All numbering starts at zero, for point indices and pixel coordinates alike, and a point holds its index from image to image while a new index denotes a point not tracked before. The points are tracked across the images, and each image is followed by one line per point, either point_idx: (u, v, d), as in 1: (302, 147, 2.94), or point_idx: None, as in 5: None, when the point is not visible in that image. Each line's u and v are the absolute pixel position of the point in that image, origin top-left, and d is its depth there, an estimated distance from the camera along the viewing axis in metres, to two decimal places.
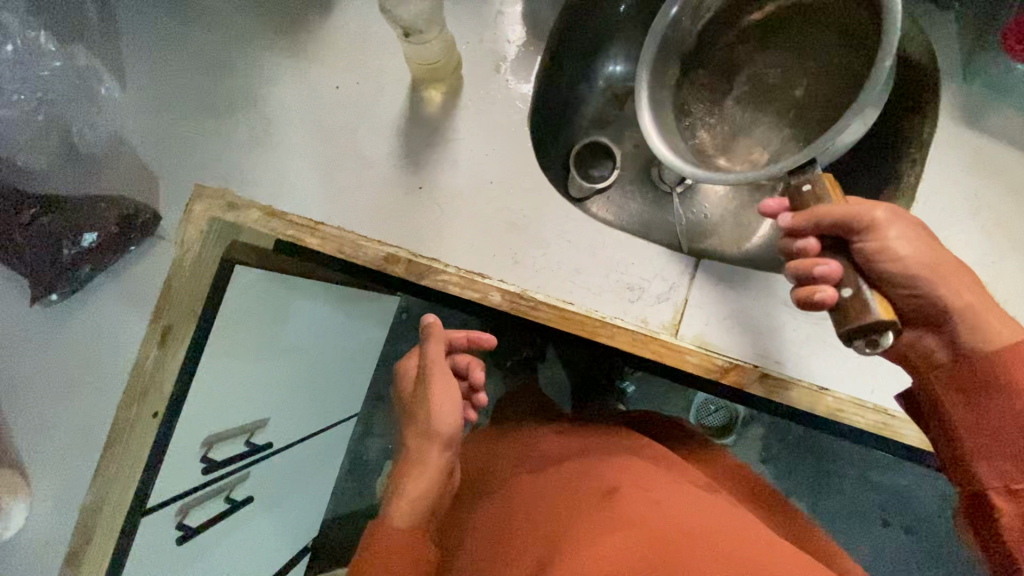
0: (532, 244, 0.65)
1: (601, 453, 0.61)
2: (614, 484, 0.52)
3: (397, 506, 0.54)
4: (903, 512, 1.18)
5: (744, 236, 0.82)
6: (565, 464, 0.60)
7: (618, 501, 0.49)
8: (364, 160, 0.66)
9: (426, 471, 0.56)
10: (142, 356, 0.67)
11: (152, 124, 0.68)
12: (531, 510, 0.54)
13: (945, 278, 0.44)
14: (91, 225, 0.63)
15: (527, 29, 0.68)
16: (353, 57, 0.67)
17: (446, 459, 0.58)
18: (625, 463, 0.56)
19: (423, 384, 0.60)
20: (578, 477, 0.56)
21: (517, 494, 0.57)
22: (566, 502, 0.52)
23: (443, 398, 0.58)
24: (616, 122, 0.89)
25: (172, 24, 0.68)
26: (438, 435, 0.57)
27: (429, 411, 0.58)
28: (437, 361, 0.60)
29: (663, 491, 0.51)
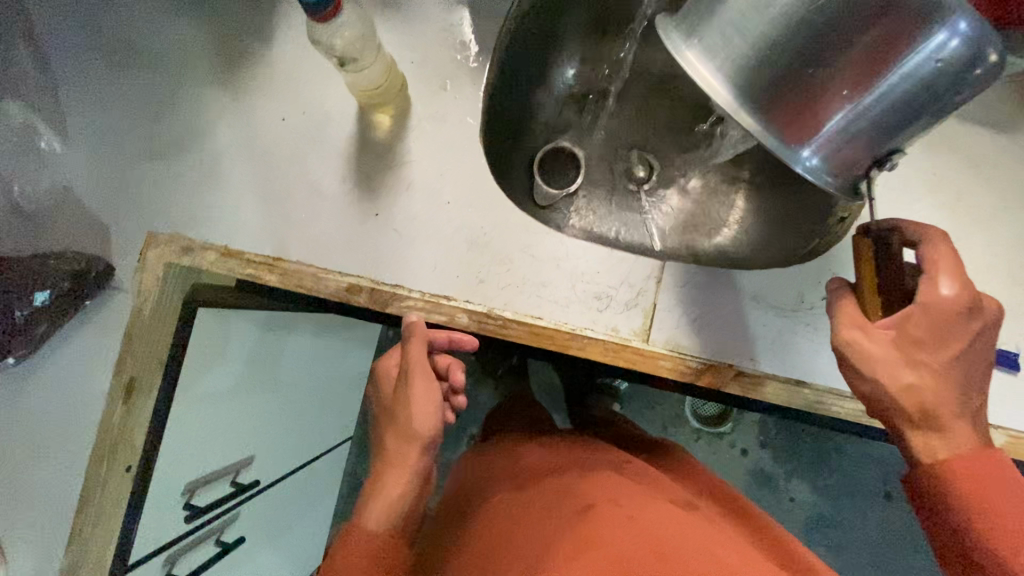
0: (495, 262, 0.64)
1: (584, 467, 0.62)
2: (591, 501, 0.54)
3: (373, 507, 0.53)
4: None
5: (714, 231, 0.80)
6: (546, 479, 0.61)
7: (593, 519, 0.51)
8: (317, 191, 0.65)
9: (404, 473, 0.54)
10: (109, 412, 0.65)
11: (97, 174, 0.66)
12: (512, 532, 0.55)
13: (906, 399, 0.43)
14: (43, 283, 0.61)
15: (471, 43, 0.67)
16: (296, 87, 0.65)
17: (426, 463, 0.55)
18: (603, 479, 0.58)
19: (404, 384, 0.57)
20: (558, 493, 0.57)
21: (500, 515, 0.59)
22: (545, 521, 0.53)
23: (424, 398, 0.56)
24: (577, 125, 0.87)
25: (108, 71, 0.67)
26: (416, 437, 0.55)
27: (410, 412, 0.55)
28: (419, 364, 0.57)
29: (637, 506, 0.53)
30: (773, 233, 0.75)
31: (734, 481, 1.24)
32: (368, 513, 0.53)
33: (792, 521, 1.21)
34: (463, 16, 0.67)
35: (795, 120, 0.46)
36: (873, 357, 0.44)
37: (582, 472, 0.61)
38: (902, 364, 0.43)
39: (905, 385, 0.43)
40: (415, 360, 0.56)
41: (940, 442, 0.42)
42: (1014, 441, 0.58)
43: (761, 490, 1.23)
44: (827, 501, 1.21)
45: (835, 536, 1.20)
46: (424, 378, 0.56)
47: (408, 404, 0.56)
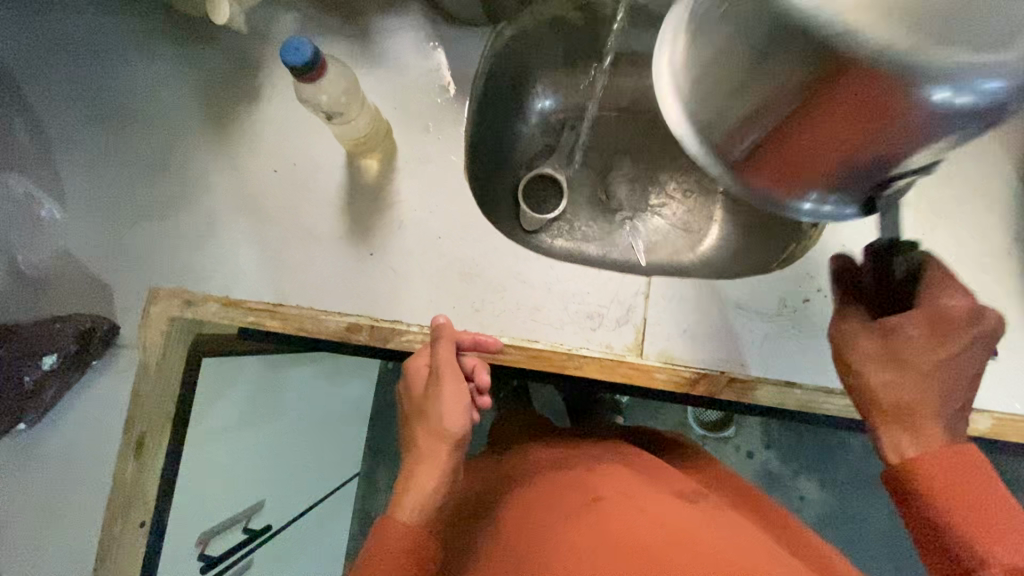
0: (488, 290, 0.66)
1: (591, 462, 0.67)
2: (599, 492, 0.59)
3: (408, 500, 0.54)
4: None
5: (697, 242, 0.85)
6: (558, 476, 0.65)
7: (601, 508, 0.56)
8: (313, 236, 0.67)
9: (435, 467, 0.56)
10: (118, 469, 0.66)
11: (98, 237, 0.68)
12: (530, 521, 0.59)
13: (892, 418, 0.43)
14: (50, 347, 0.64)
15: (449, 85, 0.70)
16: (286, 140, 0.68)
17: (456, 460, 0.57)
18: (613, 473, 0.63)
19: (434, 386, 0.59)
20: (572, 486, 0.62)
21: (517, 506, 0.63)
22: (560, 510, 0.58)
23: (453, 400, 0.58)
24: (558, 149, 0.90)
25: (102, 138, 0.69)
26: (449, 435, 0.57)
27: (441, 412, 0.57)
28: (449, 367, 0.59)
29: (646, 498, 0.58)
30: (753, 238, 0.80)
31: None
32: (402, 506, 0.54)
33: (806, 520, 1.22)
34: (439, 61, 0.71)
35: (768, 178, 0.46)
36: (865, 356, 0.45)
37: (591, 466, 0.65)
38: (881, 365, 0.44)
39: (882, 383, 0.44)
40: (445, 363, 0.58)
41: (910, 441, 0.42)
42: (1001, 423, 0.60)
43: (772, 492, 1.24)
44: (838, 497, 1.22)
45: (850, 532, 1.21)
46: (455, 380, 0.58)
47: (437, 403, 0.58)
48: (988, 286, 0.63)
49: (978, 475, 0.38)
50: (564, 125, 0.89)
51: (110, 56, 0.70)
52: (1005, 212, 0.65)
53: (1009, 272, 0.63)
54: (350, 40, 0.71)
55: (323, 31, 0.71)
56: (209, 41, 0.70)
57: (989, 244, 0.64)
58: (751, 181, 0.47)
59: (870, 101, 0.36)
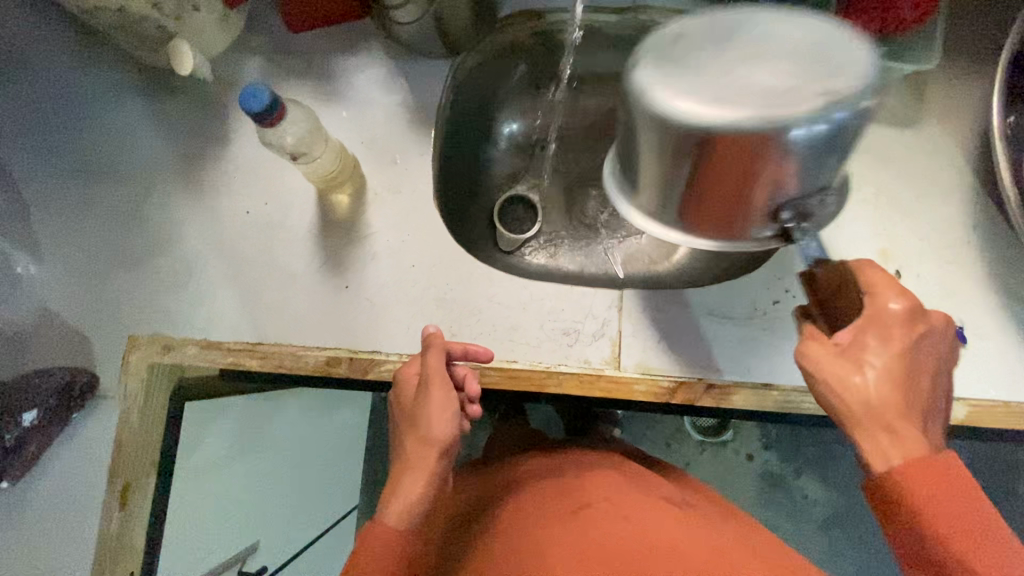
0: (464, 314, 0.67)
1: (580, 468, 0.69)
2: (585, 501, 0.61)
3: (394, 505, 0.54)
4: None
5: (671, 251, 0.87)
6: (547, 484, 0.67)
7: (586, 517, 0.58)
8: (288, 273, 0.68)
9: (422, 473, 0.56)
10: (105, 522, 0.65)
11: (75, 288, 0.69)
12: (518, 529, 0.60)
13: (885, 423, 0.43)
14: (30, 403, 0.64)
15: (413, 117, 0.72)
16: (257, 181, 0.70)
17: (443, 466, 0.58)
18: (601, 480, 0.65)
19: (423, 395, 0.59)
20: (560, 495, 0.63)
21: (506, 514, 0.64)
22: (547, 516, 0.60)
23: (441, 409, 0.58)
24: (529, 170, 0.91)
25: (75, 191, 0.70)
26: (436, 441, 0.57)
27: (429, 418, 0.57)
28: (438, 375, 0.59)
29: (632, 507, 0.60)
30: None
31: (744, 487, 1.24)
32: (389, 510, 0.54)
33: (812, 519, 1.21)
34: (401, 94, 0.72)
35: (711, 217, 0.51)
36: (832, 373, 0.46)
37: (580, 473, 0.67)
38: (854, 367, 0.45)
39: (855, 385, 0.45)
40: (434, 371, 0.58)
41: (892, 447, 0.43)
42: (976, 410, 0.61)
43: (773, 493, 1.23)
44: (840, 494, 1.22)
45: (853, 527, 1.21)
46: (443, 388, 0.58)
47: (425, 411, 0.58)
48: (952, 276, 0.64)
49: (954, 491, 0.41)
50: (532, 146, 0.91)
51: (79, 111, 0.71)
52: (964, 203, 0.66)
53: (970, 260, 0.65)
54: (314, 80, 0.72)
55: (287, 74, 0.72)
56: (176, 91, 0.72)
57: (950, 235, 0.65)
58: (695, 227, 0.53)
59: (743, 167, 0.44)
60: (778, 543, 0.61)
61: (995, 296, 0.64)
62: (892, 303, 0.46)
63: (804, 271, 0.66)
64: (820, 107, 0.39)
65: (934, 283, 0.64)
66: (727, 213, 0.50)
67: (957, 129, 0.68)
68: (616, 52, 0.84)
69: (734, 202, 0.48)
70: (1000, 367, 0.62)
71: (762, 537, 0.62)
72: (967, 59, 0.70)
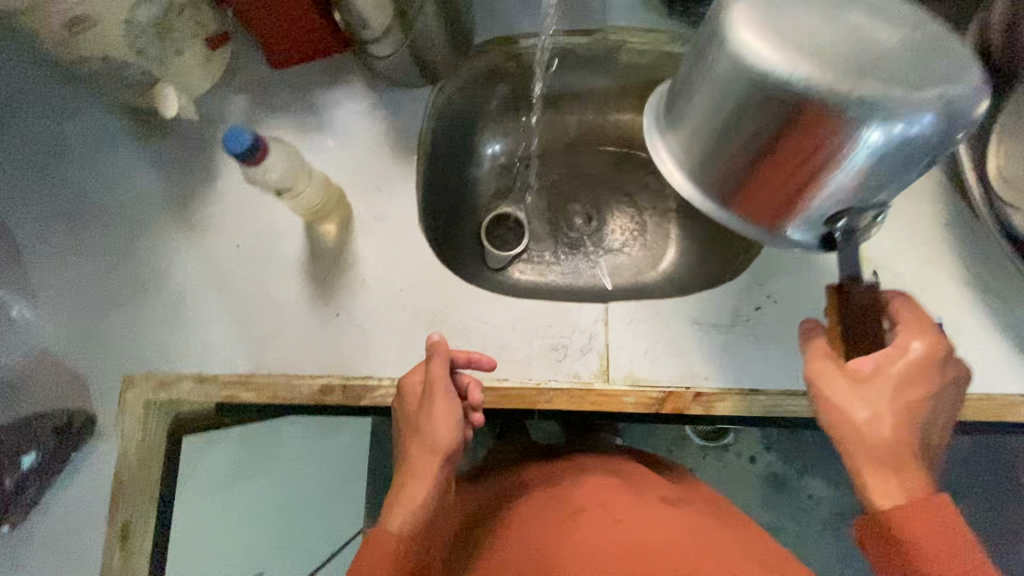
0: (454, 335, 0.68)
1: (580, 472, 0.70)
2: (583, 505, 0.62)
3: (398, 510, 0.55)
4: None
5: (657, 261, 0.88)
6: (546, 491, 0.68)
7: (582, 521, 0.59)
8: (280, 303, 0.69)
9: (426, 479, 0.57)
10: (107, 562, 0.66)
11: (69, 329, 0.69)
12: (520, 536, 0.62)
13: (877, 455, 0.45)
14: (27, 446, 0.64)
15: (395, 145, 0.74)
16: (245, 215, 0.71)
17: (445, 472, 0.59)
18: (598, 484, 0.66)
19: (425, 403, 0.60)
20: (560, 500, 0.65)
21: (510, 521, 0.65)
22: (548, 522, 0.61)
23: (444, 417, 0.59)
24: (515, 190, 0.93)
25: (66, 233, 0.71)
26: (438, 449, 0.58)
27: (432, 425, 0.59)
28: (440, 383, 0.60)
29: (629, 509, 0.61)
30: (707, 254, 0.84)
31: (749, 490, 1.24)
32: (393, 515, 0.55)
33: (817, 518, 1.21)
34: (382, 123, 0.74)
35: (746, 194, 0.52)
36: (838, 390, 0.47)
37: (579, 477, 0.68)
38: (859, 398, 0.46)
39: (861, 420, 0.46)
40: (437, 380, 0.59)
41: (896, 488, 0.44)
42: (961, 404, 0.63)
43: (779, 494, 1.23)
44: (844, 492, 1.22)
45: None
46: (445, 396, 0.60)
47: (429, 418, 0.59)
48: (928, 274, 0.66)
49: (950, 529, 0.42)
50: (515, 165, 0.93)
51: (70, 155, 0.72)
52: (934, 203, 0.68)
53: (946, 258, 0.66)
54: (297, 113, 0.74)
55: (270, 109, 0.74)
56: (165, 131, 0.73)
57: (925, 234, 0.67)
58: (732, 205, 0.54)
59: (809, 157, 0.46)
60: (771, 548, 0.62)
61: (972, 292, 0.65)
62: (913, 346, 0.47)
63: (784, 276, 0.67)
64: (920, 105, 0.42)
65: (911, 282, 0.66)
66: (770, 199, 0.52)
67: None
68: (591, 70, 0.86)
69: (786, 187, 0.50)
70: (982, 362, 0.64)
71: (755, 540, 0.63)
72: None
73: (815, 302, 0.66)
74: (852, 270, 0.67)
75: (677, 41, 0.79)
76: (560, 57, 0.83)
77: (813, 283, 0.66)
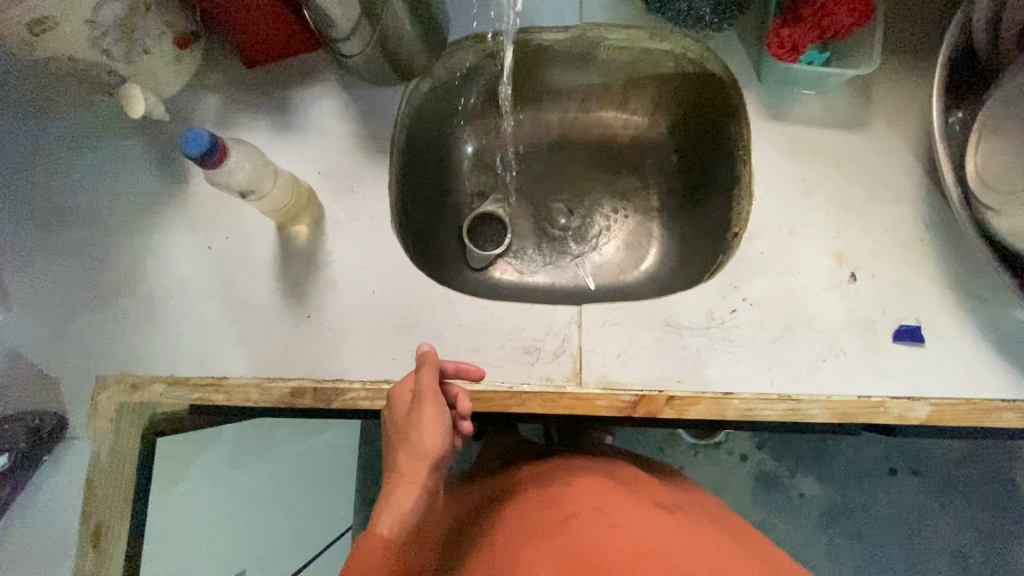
0: (426, 337, 0.67)
1: (571, 474, 0.69)
2: (574, 510, 0.61)
3: (386, 515, 0.52)
4: (905, 456, 1.20)
5: (639, 260, 0.88)
6: (532, 495, 0.66)
7: (574, 527, 0.58)
8: (251, 305, 0.69)
9: (415, 486, 0.53)
10: (80, 563, 0.65)
11: (42, 332, 0.69)
12: (509, 539, 0.60)
13: None
14: (1, 448, 0.63)
15: (369, 144, 0.73)
16: (215, 217, 0.71)
17: (434, 480, 0.55)
18: (588, 488, 0.64)
19: (415, 410, 0.56)
20: (552, 502, 0.63)
21: (500, 523, 0.64)
22: (537, 526, 0.60)
23: (435, 424, 0.55)
24: (497, 188, 0.92)
25: (40, 234, 0.70)
26: (427, 456, 0.54)
27: (422, 432, 0.55)
28: (431, 389, 0.57)
29: (620, 515, 0.60)
30: (688, 252, 0.83)
31: (740, 488, 1.24)
32: (381, 519, 0.52)
33: (806, 516, 1.21)
34: (357, 122, 0.73)
35: None
36: None
37: (569, 481, 0.67)
38: None
39: None
40: (428, 387, 0.56)
41: None
42: (937, 409, 0.62)
43: (769, 492, 1.23)
44: (835, 491, 1.21)
45: (854, 523, 1.20)
46: (437, 404, 0.56)
47: (418, 425, 0.55)
48: (907, 275, 0.65)
49: None
50: (495, 163, 0.92)
51: (41, 155, 0.72)
52: (915, 204, 0.67)
53: (925, 260, 0.65)
54: (271, 112, 0.73)
55: (243, 108, 0.73)
56: (136, 130, 0.72)
57: (904, 235, 0.66)
58: None
59: None
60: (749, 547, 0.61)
61: (951, 293, 0.64)
62: None
63: (760, 278, 0.66)
64: None
65: (890, 283, 0.65)
66: None
67: (904, 129, 0.69)
68: (571, 66, 0.84)
69: None
70: (961, 365, 0.63)
71: (737, 542, 0.61)
72: (913, 56, 0.70)
73: (791, 305, 0.65)
74: (830, 272, 0.65)
75: (656, 37, 0.77)
76: (535, 51, 0.82)
77: (790, 285, 0.65)
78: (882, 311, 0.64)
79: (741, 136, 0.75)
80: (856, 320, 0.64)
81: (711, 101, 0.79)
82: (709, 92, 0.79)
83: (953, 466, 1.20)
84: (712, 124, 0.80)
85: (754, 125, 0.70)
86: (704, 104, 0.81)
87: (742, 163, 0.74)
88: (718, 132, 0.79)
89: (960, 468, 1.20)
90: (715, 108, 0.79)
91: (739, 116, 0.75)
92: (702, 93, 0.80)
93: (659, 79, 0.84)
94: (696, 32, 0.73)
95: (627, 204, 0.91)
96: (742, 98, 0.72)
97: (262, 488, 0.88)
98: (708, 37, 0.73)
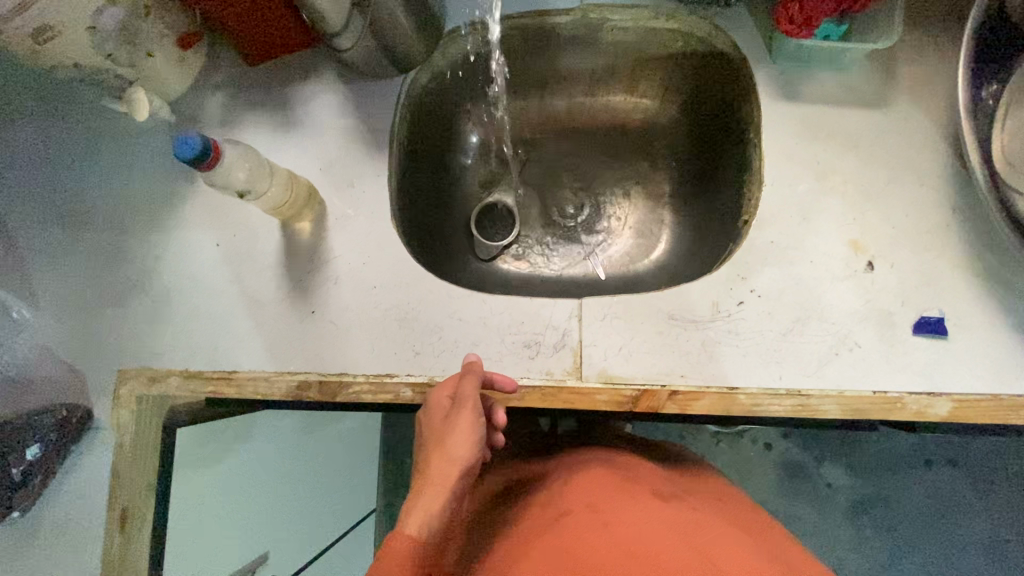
0: (426, 332, 0.68)
1: (572, 468, 0.67)
2: (567, 509, 0.57)
3: (414, 515, 0.52)
4: (943, 446, 1.15)
5: (649, 249, 0.85)
6: (534, 494, 0.64)
7: (566, 524, 0.54)
8: (258, 301, 0.70)
9: (443, 489, 0.53)
10: (108, 544, 0.69)
11: (67, 327, 0.72)
12: (508, 543, 0.57)
13: None
14: (32, 438, 0.68)
15: (369, 138, 0.73)
16: (222, 215, 0.72)
17: (462, 486, 0.55)
18: (585, 485, 0.61)
19: (452, 416, 0.58)
20: (548, 503, 0.60)
21: (502, 526, 0.61)
22: (534, 526, 0.57)
23: (469, 432, 0.56)
24: (504, 178, 0.90)
25: (62, 234, 0.74)
26: (457, 462, 0.55)
27: (455, 438, 0.56)
28: (472, 400, 0.58)
29: (614, 510, 0.55)
30: (699, 241, 0.80)
31: (764, 477, 1.20)
32: (410, 519, 0.51)
33: (833, 506, 1.17)
34: (356, 116, 0.73)
35: None
36: None
37: (569, 475, 0.65)
38: None
39: None
40: (468, 396, 0.57)
41: None
42: (960, 405, 0.58)
43: (794, 483, 1.19)
44: (866, 481, 1.17)
45: (885, 515, 1.16)
46: (474, 413, 0.57)
47: (453, 431, 0.56)
48: (930, 264, 0.61)
49: None
50: (500, 152, 0.90)
51: (59, 158, 0.75)
52: (940, 185, 0.62)
53: (951, 246, 0.61)
54: (272, 110, 0.74)
55: (247, 106, 0.74)
56: (146, 132, 0.74)
57: (928, 219, 0.62)
58: None
59: None
60: (762, 538, 0.57)
61: (978, 282, 0.60)
62: None
63: (768, 269, 0.63)
64: None
65: (912, 271, 0.61)
66: None
67: (929, 107, 0.64)
68: (575, 50, 0.82)
69: None
70: (989, 358, 0.59)
71: (753, 537, 0.57)
72: (937, 31, 0.66)
73: (801, 296, 0.62)
74: (845, 261, 0.62)
75: (660, 17, 0.74)
76: (537, 36, 0.79)
77: (801, 275, 0.62)
78: (902, 302, 0.60)
79: (751, 118, 0.71)
80: (873, 311, 0.61)
81: (721, 81, 0.76)
82: (720, 71, 0.75)
83: (995, 458, 1.14)
84: (723, 104, 0.77)
85: (764, 106, 0.66)
86: (713, 84, 0.77)
87: (753, 147, 0.71)
88: (729, 112, 0.76)
89: (1002, 460, 1.14)
90: (724, 87, 0.76)
91: (749, 97, 0.71)
92: (711, 73, 0.77)
93: (666, 61, 0.80)
94: (703, 10, 0.70)
95: (641, 188, 0.88)
96: (753, 78, 0.68)
97: (286, 474, 0.90)
98: (716, 15, 0.70)
